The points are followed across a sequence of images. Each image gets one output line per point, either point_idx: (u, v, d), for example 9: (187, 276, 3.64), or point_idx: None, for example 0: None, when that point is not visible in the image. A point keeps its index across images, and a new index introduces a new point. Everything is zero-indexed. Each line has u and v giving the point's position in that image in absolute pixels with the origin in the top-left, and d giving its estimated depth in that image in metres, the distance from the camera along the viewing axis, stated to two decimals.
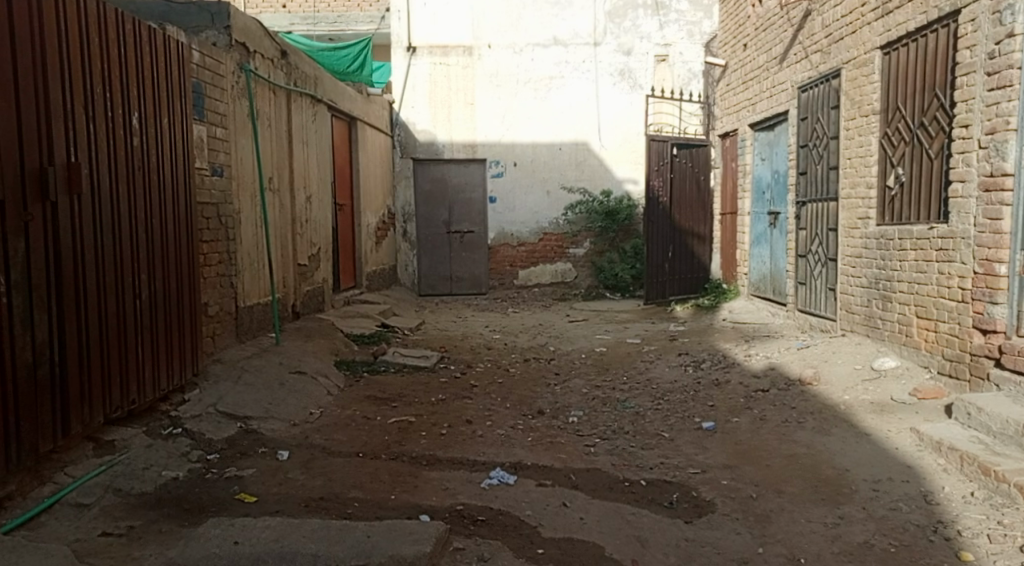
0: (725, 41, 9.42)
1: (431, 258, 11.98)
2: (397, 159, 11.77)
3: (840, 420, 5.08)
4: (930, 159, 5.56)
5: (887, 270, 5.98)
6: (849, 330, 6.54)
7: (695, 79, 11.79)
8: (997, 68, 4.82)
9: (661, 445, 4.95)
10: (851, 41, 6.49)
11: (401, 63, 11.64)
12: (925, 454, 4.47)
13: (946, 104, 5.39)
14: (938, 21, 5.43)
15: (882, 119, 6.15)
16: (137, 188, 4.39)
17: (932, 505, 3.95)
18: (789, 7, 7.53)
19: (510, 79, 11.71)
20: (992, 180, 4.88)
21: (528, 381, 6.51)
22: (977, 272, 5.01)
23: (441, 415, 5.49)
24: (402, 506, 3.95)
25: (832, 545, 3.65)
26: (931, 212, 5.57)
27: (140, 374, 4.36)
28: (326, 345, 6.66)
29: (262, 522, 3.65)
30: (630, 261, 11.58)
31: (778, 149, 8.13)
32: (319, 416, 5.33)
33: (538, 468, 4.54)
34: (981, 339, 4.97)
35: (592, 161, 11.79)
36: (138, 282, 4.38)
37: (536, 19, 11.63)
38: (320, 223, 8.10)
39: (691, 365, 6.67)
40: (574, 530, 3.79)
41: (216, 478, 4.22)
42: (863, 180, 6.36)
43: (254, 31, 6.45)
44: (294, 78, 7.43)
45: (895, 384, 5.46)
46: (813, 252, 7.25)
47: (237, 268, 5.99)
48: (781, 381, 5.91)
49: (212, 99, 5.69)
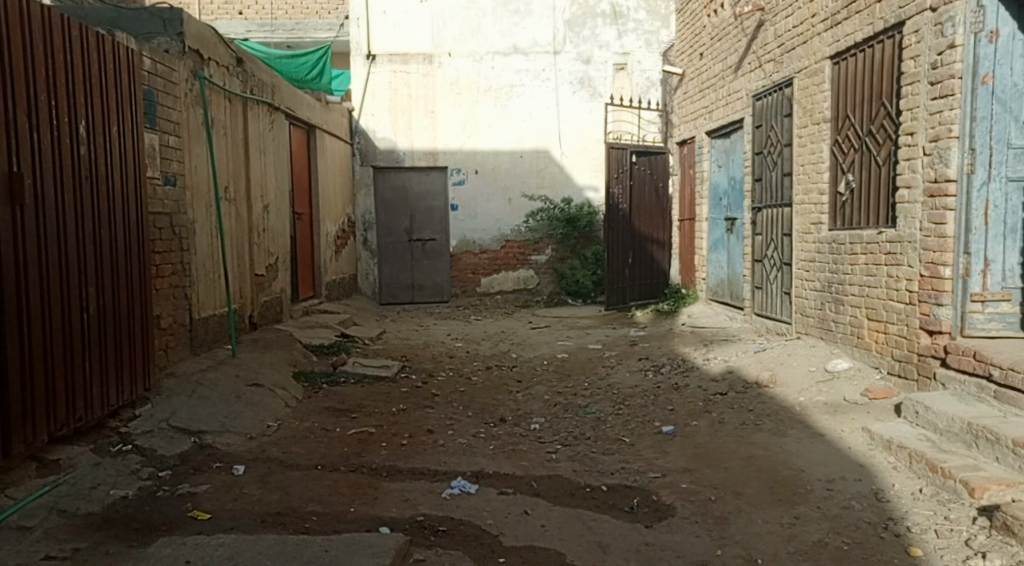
0: (682, 50, 9.57)
1: (392, 266, 11.93)
2: (357, 167, 11.74)
3: (796, 421, 5.17)
4: (878, 165, 5.70)
5: (839, 274, 6.11)
6: (804, 333, 6.67)
7: (653, 87, 11.95)
8: (940, 78, 4.97)
9: (622, 450, 5.00)
10: (802, 50, 6.64)
11: (361, 71, 11.63)
12: (877, 453, 4.56)
13: (892, 112, 5.52)
14: (883, 32, 5.58)
15: (832, 127, 6.29)
16: (84, 199, 4.32)
17: (882, 502, 4.04)
18: (743, 17, 7.69)
19: (469, 87, 11.73)
20: (937, 186, 5.02)
21: (490, 388, 6.53)
22: (923, 275, 5.14)
23: (401, 425, 5.47)
24: (361, 519, 3.93)
25: (787, 545, 3.72)
26: (879, 217, 5.70)
27: (87, 389, 4.30)
28: (283, 357, 6.60)
29: (215, 539, 3.60)
30: (591, 267, 11.67)
31: (733, 157, 8.26)
32: (277, 429, 5.28)
33: (499, 476, 4.55)
34: (928, 340, 5.10)
35: (553, 169, 11.86)
36: (86, 294, 4.30)
37: (495, 27, 11.69)
38: (278, 232, 8.04)
39: (652, 370, 6.74)
40: (536, 538, 3.81)
41: (168, 496, 4.16)
42: (816, 187, 6.49)
43: (207, 38, 6.39)
44: (249, 85, 7.37)
45: (847, 385, 5.57)
46: (769, 257, 7.37)
47: (192, 279, 5.91)
48: (738, 384, 6.01)
49: (163, 106, 5.60)
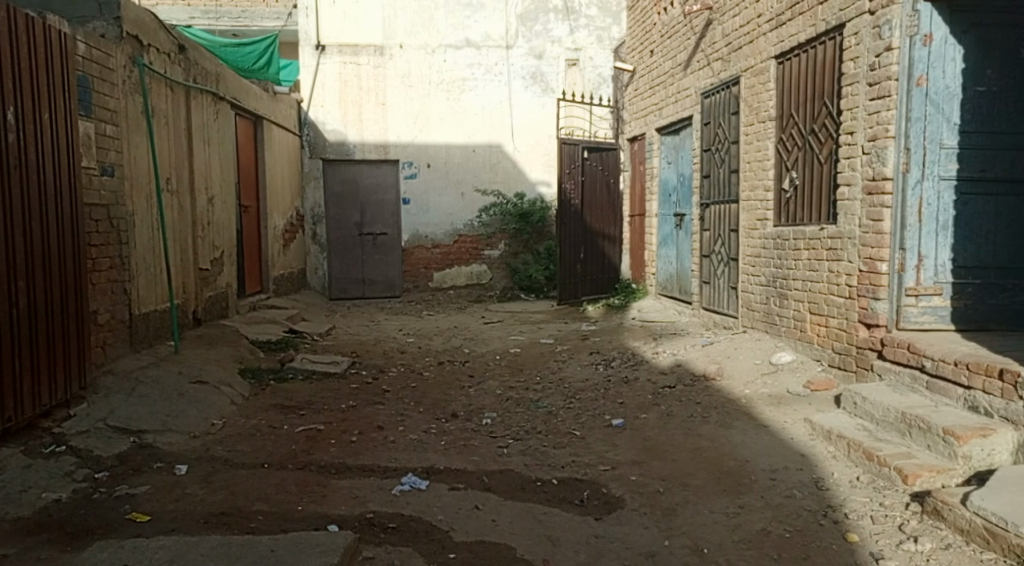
0: (633, 47, 9.67)
1: (342, 261, 11.83)
2: (306, 159, 11.59)
3: (741, 413, 5.29)
4: (820, 163, 5.85)
5: (783, 269, 6.26)
6: (750, 327, 6.82)
7: (605, 83, 12.06)
8: (877, 79, 5.13)
9: (572, 443, 5.06)
10: (749, 50, 6.77)
11: (310, 61, 11.49)
12: (817, 442, 4.70)
13: (833, 112, 5.67)
14: (825, 34, 5.72)
15: (777, 125, 6.43)
16: (12, 189, 4.23)
17: (822, 490, 4.17)
18: (692, 15, 7.83)
19: (422, 81, 11.69)
20: (874, 184, 5.18)
21: (442, 383, 6.54)
22: (862, 270, 5.29)
23: (352, 422, 5.45)
24: (309, 517, 3.92)
25: (732, 535, 3.81)
26: (821, 214, 5.86)
27: (16, 388, 4.22)
28: (229, 354, 6.52)
29: (155, 542, 3.56)
30: (544, 262, 11.78)
31: (682, 153, 8.39)
32: (222, 427, 5.22)
33: (450, 472, 4.57)
34: (866, 333, 5.26)
35: (506, 164, 11.90)
36: (14, 289, 4.22)
37: (447, 21, 11.66)
38: (223, 226, 7.91)
39: (602, 364, 6.82)
40: (486, 532, 3.85)
41: (105, 498, 4.09)
42: (761, 184, 6.63)
43: (147, 25, 6.27)
44: (192, 74, 7.24)
45: (790, 377, 5.72)
46: (716, 253, 7.52)
47: (131, 273, 5.80)
48: (686, 377, 6.14)
49: (99, 94, 5.48)
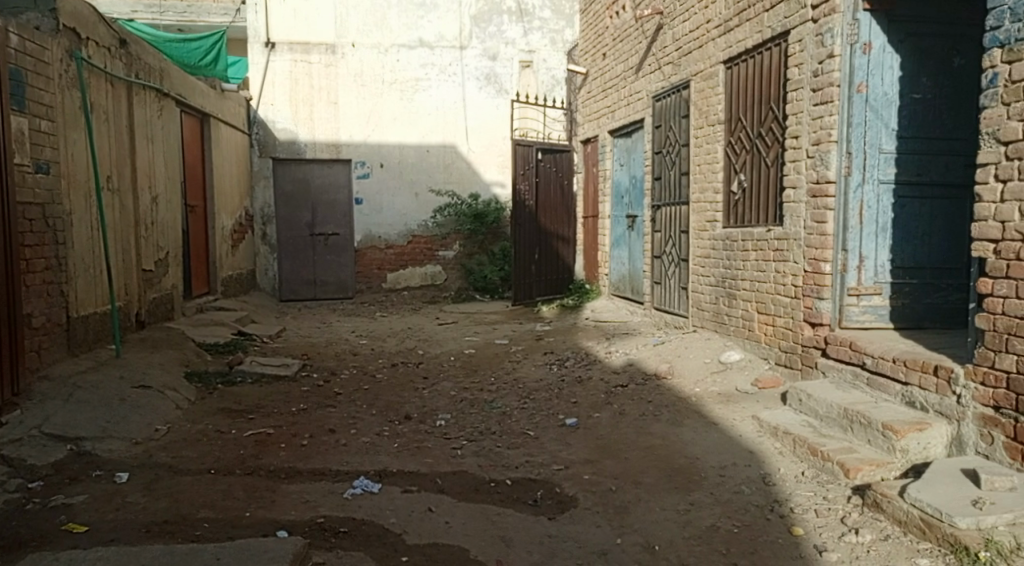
0: (585, 49, 9.75)
1: (293, 261, 11.68)
2: (255, 158, 11.42)
3: (691, 412, 5.37)
4: (767, 166, 5.96)
5: (732, 270, 6.36)
6: (700, 326, 6.92)
7: (558, 85, 12.13)
8: (820, 85, 5.24)
9: (526, 444, 5.08)
10: (698, 54, 6.87)
11: (260, 59, 11.32)
12: (765, 439, 4.79)
13: (779, 116, 5.78)
14: (771, 40, 5.83)
15: (725, 128, 6.54)
16: None
17: (769, 486, 4.25)
18: (643, 19, 7.92)
19: (374, 80, 11.61)
20: (818, 187, 5.29)
21: (395, 385, 6.51)
22: (806, 270, 5.40)
23: (302, 425, 5.39)
24: (257, 524, 3.87)
25: (683, 531, 3.87)
26: (769, 216, 5.97)
27: None
28: (174, 357, 6.41)
29: (93, 553, 3.48)
30: (499, 263, 11.76)
31: (634, 155, 8.47)
32: (166, 433, 5.12)
33: (402, 475, 4.55)
34: (810, 332, 5.37)
35: (460, 164, 11.89)
36: None
37: (400, 21, 11.61)
38: (168, 226, 7.76)
39: (556, 364, 6.86)
40: (439, 535, 3.84)
41: (39, 509, 3.98)
42: (711, 186, 6.74)
43: (85, 18, 6.12)
44: (134, 69, 7.09)
45: (739, 375, 5.82)
46: (667, 253, 7.61)
47: (68, 275, 5.66)
48: (638, 376, 6.21)
49: (33, 88, 5.34)
